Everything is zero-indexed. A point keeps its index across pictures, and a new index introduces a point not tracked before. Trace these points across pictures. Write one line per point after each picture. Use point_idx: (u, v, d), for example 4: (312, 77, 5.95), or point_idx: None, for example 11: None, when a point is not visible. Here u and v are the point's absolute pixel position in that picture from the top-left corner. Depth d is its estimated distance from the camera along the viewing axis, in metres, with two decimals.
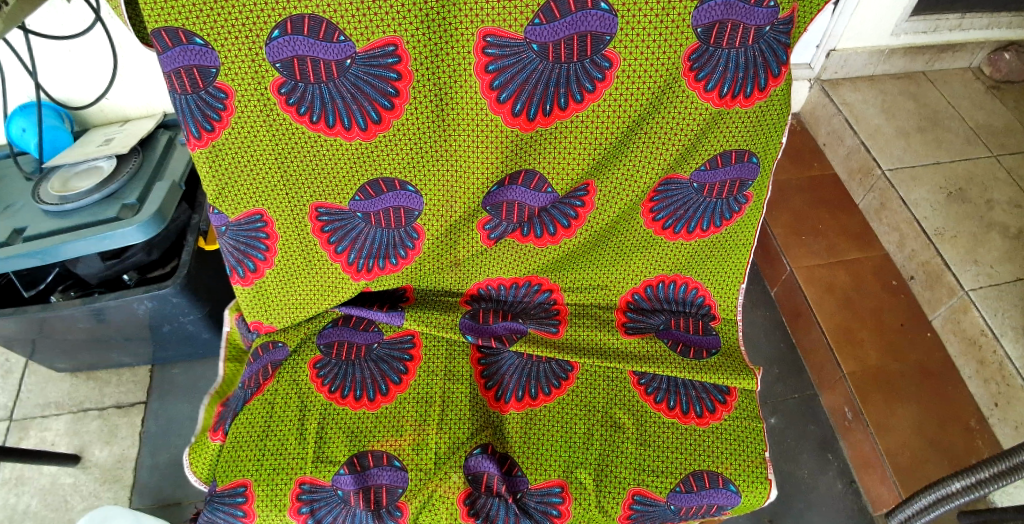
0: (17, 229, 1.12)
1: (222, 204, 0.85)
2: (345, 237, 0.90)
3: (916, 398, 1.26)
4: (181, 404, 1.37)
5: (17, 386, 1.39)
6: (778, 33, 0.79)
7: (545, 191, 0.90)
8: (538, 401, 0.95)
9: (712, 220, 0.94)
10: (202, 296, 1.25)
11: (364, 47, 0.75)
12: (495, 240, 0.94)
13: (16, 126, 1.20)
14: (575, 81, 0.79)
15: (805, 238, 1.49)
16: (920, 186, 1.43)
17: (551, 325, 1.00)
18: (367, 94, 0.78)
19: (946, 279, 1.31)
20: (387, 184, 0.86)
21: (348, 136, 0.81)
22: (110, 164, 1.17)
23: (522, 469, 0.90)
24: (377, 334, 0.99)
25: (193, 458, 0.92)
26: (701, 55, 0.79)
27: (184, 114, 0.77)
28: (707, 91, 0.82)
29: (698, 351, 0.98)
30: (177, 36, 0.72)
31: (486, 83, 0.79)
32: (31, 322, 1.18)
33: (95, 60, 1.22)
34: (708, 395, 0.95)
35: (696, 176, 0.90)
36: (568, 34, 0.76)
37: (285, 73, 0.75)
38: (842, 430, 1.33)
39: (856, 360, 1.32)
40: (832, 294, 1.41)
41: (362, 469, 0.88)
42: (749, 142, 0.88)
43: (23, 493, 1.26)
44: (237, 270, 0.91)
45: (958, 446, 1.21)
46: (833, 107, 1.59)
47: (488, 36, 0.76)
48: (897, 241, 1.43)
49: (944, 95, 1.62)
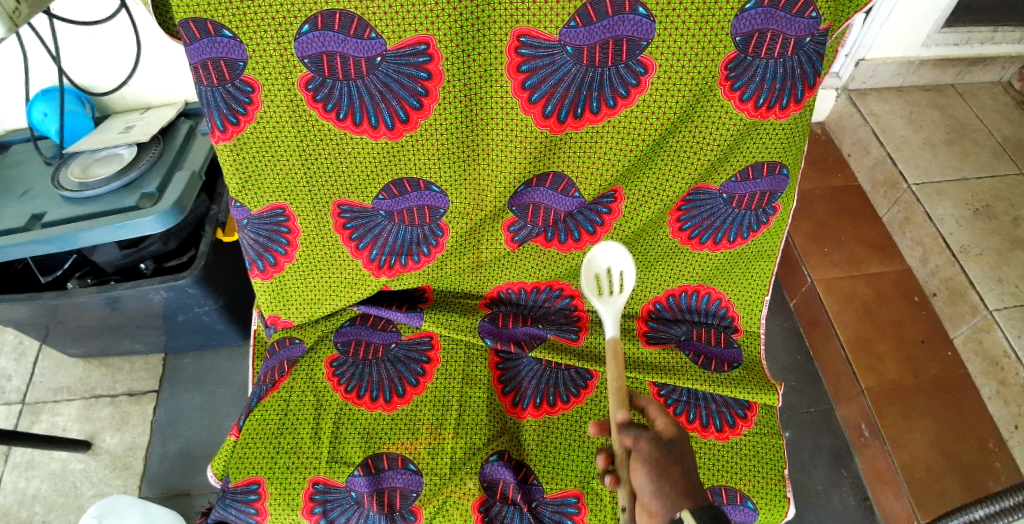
0: (35, 214, 1.12)
1: (244, 197, 0.84)
2: (367, 234, 0.88)
3: (934, 415, 1.24)
4: (192, 394, 1.37)
5: (31, 370, 1.39)
6: (817, 45, 0.77)
7: (572, 195, 0.88)
8: (556, 409, 0.94)
9: (740, 231, 0.92)
10: (216, 287, 1.24)
11: (395, 45, 0.73)
12: (519, 243, 0.93)
13: (37, 111, 1.20)
14: (609, 86, 0.78)
15: (826, 249, 1.47)
16: (946, 201, 1.40)
17: (571, 332, 0.98)
18: (396, 92, 0.76)
19: (969, 297, 1.29)
20: (411, 184, 0.85)
21: (374, 135, 0.80)
22: (130, 152, 1.17)
23: (538, 479, 0.89)
24: (395, 334, 0.97)
25: (216, 455, 0.92)
26: (738, 64, 0.77)
27: (208, 107, 0.76)
28: (742, 102, 0.80)
29: (719, 364, 0.96)
30: (206, 28, 0.72)
31: (518, 83, 0.77)
32: (46, 308, 1.18)
33: (118, 46, 1.22)
34: (729, 410, 0.93)
35: (726, 187, 0.88)
36: (603, 38, 0.74)
37: (313, 69, 0.74)
38: (857, 445, 1.30)
39: (874, 376, 1.30)
40: (852, 307, 1.39)
41: (376, 471, 0.87)
42: (781, 154, 0.86)
43: (33, 478, 1.26)
44: (257, 264, 0.90)
45: (977, 467, 1.18)
46: (860, 117, 1.57)
47: (522, 36, 0.74)
48: (920, 256, 1.41)
49: (973, 108, 1.59)
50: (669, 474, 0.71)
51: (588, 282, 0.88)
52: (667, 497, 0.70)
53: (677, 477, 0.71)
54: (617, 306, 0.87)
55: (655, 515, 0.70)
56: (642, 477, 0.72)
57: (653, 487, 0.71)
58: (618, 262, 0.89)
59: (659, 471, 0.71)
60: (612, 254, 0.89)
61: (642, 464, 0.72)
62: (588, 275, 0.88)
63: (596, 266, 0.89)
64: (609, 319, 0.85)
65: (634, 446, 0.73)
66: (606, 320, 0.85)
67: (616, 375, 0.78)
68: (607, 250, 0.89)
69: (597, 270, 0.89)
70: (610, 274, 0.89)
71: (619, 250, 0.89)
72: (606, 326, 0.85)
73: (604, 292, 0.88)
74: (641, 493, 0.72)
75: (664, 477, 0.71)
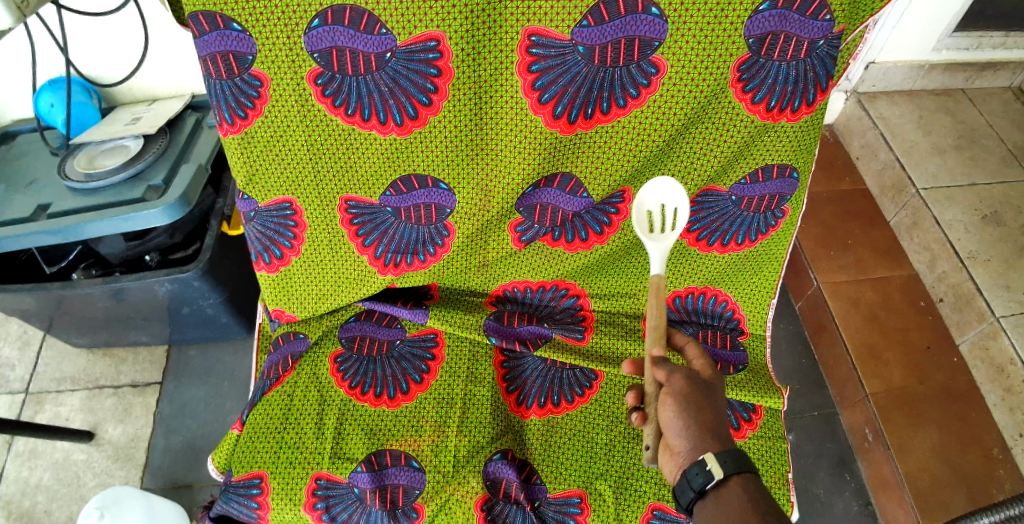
0: (41, 205, 1.13)
1: (251, 191, 0.84)
2: (374, 230, 0.88)
3: (938, 422, 1.24)
4: (195, 387, 1.37)
5: (35, 360, 1.40)
6: (831, 48, 0.76)
7: (580, 196, 0.88)
8: (560, 408, 0.94)
9: (748, 234, 0.92)
10: (222, 281, 1.24)
11: (405, 41, 0.73)
12: (526, 243, 0.92)
13: (45, 101, 1.20)
14: (619, 85, 0.77)
15: (833, 252, 1.47)
16: (954, 207, 1.40)
17: (576, 331, 0.98)
18: (405, 88, 0.76)
19: (976, 304, 1.28)
20: (419, 181, 0.85)
21: (383, 131, 0.79)
22: (136, 144, 1.17)
23: (541, 478, 0.89)
24: (400, 331, 0.97)
25: (216, 450, 0.92)
26: (750, 66, 0.77)
27: (217, 100, 0.76)
28: (754, 103, 0.80)
29: (725, 367, 0.95)
30: (214, 21, 0.71)
31: (529, 83, 0.77)
32: (50, 298, 1.18)
33: (126, 38, 1.21)
34: (733, 413, 0.93)
35: (735, 189, 0.88)
36: (615, 38, 0.74)
37: (322, 64, 0.74)
38: (860, 450, 1.30)
39: (878, 381, 1.30)
40: (857, 311, 1.38)
41: (379, 467, 0.87)
42: (791, 157, 0.85)
43: (36, 467, 1.27)
44: (263, 257, 0.90)
45: (980, 474, 1.18)
46: (869, 120, 1.56)
47: (533, 35, 0.74)
48: (927, 261, 1.40)
49: (982, 114, 1.58)
50: (697, 413, 0.70)
51: (639, 220, 0.83)
52: (692, 438, 0.69)
53: (705, 416, 0.70)
54: (667, 244, 0.82)
55: (678, 452, 0.70)
56: (670, 412, 0.71)
57: (679, 425, 0.70)
58: (670, 198, 0.83)
59: (688, 408, 0.70)
60: (663, 191, 0.83)
61: (672, 400, 0.71)
62: (639, 215, 0.83)
63: (647, 204, 0.84)
64: (656, 260, 0.81)
65: (666, 381, 0.72)
66: (654, 260, 0.81)
67: (657, 309, 0.77)
68: (658, 185, 0.83)
69: (650, 208, 0.84)
70: (663, 211, 0.83)
71: (670, 185, 0.83)
72: (653, 266, 0.81)
73: (656, 229, 0.83)
74: (668, 429, 0.71)
75: (691, 415, 0.70)
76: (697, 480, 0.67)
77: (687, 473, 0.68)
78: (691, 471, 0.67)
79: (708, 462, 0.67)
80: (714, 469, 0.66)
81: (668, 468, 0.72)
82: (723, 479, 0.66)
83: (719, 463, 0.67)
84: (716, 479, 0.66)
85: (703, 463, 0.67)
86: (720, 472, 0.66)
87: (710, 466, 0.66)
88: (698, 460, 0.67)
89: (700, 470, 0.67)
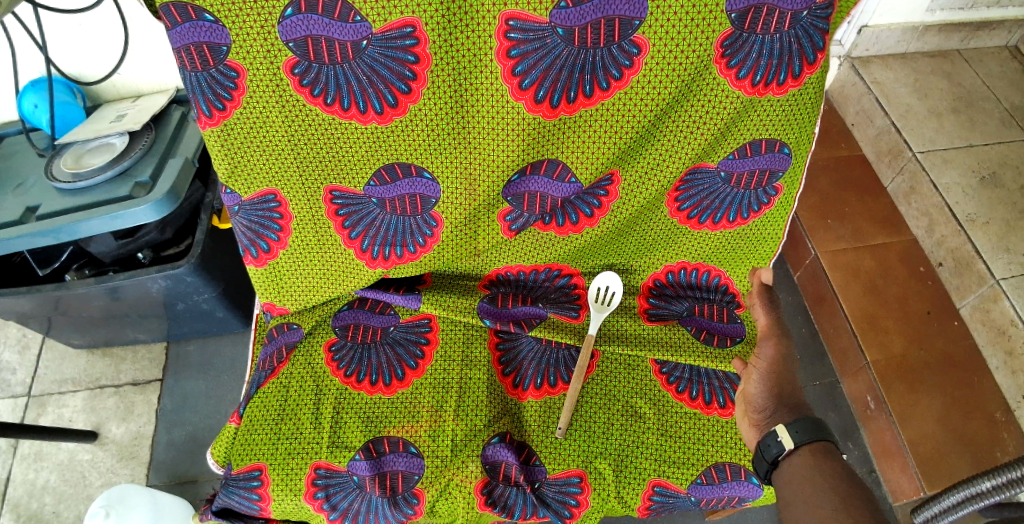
0: (29, 206, 1.12)
1: (234, 184, 0.83)
2: (359, 222, 0.87)
3: (939, 387, 1.24)
4: (196, 381, 1.37)
5: (36, 362, 1.40)
6: (815, 18, 0.74)
7: (568, 181, 0.86)
8: (557, 389, 0.94)
9: (738, 212, 0.90)
10: (216, 275, 1.23)
11: (381, 27, 0.71)
12: (516, 231, 0.92)
13: (28, 102, 1.19)
14: (601, 67, 0.76)
15: (830, 222, 1.45)
16: (952, 170, 1.38)
17: (571, 309, 0.98)
18: (383, 76, 0.75)
19: (976, 267, 1.27)
20: (403, 170, 0.83)
21: (363, 120, 0.78)
22: (122, 140, 1.15)
23: (539, 459, 0.89)
24: (394, 317, 0.97)
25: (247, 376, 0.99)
26: (734, 42, 0.75)
27: (193, 92, 0.75)
28: (739, 79, 0.78)
29: (721, 340, 0.95)
30: (186, 11, 0.70)
31: (509, 69, 0.75)
32: (46, 300, 1.18)
33: (105, 34, 1.19)
34: (731, 386, 0.93)
35: (724, 165, 0.86)
36: (596, 18, 0.72)
37: (299, 53, 0.72)
38: (863, 418, 1.30)
39: (879, 349, 1.29)
40: (857, 280, 1.37)
41: (377, 455, 0.87)
42: (780, 132, 0.83)
43: (41, 469, 1.27)
44: (250, 251, 0.89)
45: (982, 437, 1.18)
46: (863, 85, 1.53)
47: (511, 19, 0.72)
48: (926, 226, 1.39)
49: (979, 75, 1.55)
50: (775, 386, 0.85)
51: None
52: (769, 411, 0.83)
53: (784, 387, 0.85)
54: None
55: (760, 424, 0.84)
56: (753, 385, 0.86)
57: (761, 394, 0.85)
58: None
59: (769, 383, 0.85)
60: None
61: (759, 370, 0.87)
62: None
63: None
64: None
65: (759, 354, 0.88)
66: None
67: None
68: None
69: None
70: None
71: None
72: None
73: None
74: (752, 398, 0.86)
75: (773, 384, 0.85)
76: (772, 451, 0.79)
77: (763, 444, 0.81)
78: (767, 442, 0.80)
79: (780, 434, 0.79)
80: (785, 440, 0.79)
81: (749, 435, 0.86)
82: (794, 449, 0.78)
83: (791, 434, 0.79)
84: (788, 449, 0.78)
85: (775, 435, 0.79)
86: (791, 443, 0.78)
87: (781, 438, 0.79)
88: (771, 432, 0.80)
89: (772, 439, 0.80)
